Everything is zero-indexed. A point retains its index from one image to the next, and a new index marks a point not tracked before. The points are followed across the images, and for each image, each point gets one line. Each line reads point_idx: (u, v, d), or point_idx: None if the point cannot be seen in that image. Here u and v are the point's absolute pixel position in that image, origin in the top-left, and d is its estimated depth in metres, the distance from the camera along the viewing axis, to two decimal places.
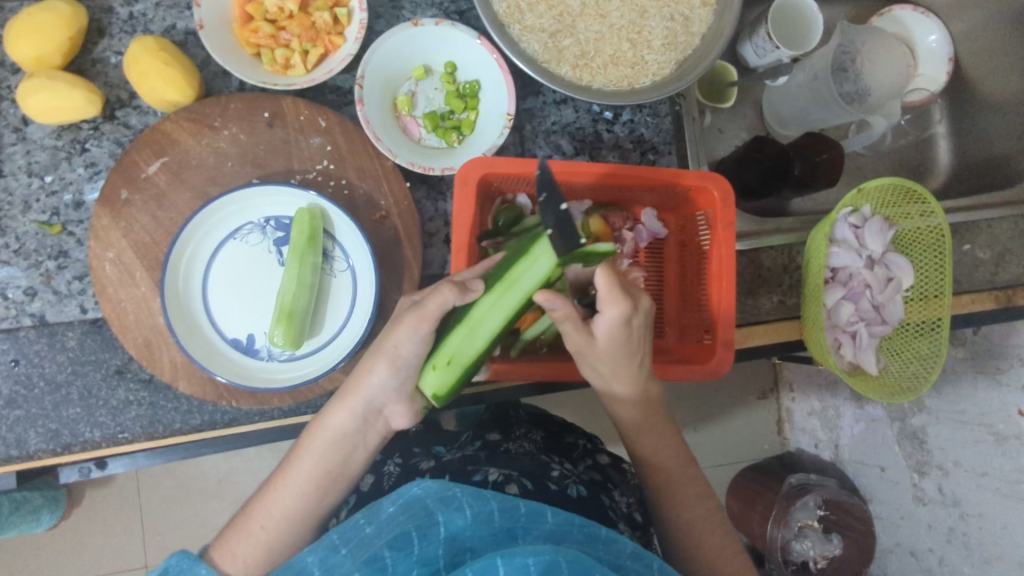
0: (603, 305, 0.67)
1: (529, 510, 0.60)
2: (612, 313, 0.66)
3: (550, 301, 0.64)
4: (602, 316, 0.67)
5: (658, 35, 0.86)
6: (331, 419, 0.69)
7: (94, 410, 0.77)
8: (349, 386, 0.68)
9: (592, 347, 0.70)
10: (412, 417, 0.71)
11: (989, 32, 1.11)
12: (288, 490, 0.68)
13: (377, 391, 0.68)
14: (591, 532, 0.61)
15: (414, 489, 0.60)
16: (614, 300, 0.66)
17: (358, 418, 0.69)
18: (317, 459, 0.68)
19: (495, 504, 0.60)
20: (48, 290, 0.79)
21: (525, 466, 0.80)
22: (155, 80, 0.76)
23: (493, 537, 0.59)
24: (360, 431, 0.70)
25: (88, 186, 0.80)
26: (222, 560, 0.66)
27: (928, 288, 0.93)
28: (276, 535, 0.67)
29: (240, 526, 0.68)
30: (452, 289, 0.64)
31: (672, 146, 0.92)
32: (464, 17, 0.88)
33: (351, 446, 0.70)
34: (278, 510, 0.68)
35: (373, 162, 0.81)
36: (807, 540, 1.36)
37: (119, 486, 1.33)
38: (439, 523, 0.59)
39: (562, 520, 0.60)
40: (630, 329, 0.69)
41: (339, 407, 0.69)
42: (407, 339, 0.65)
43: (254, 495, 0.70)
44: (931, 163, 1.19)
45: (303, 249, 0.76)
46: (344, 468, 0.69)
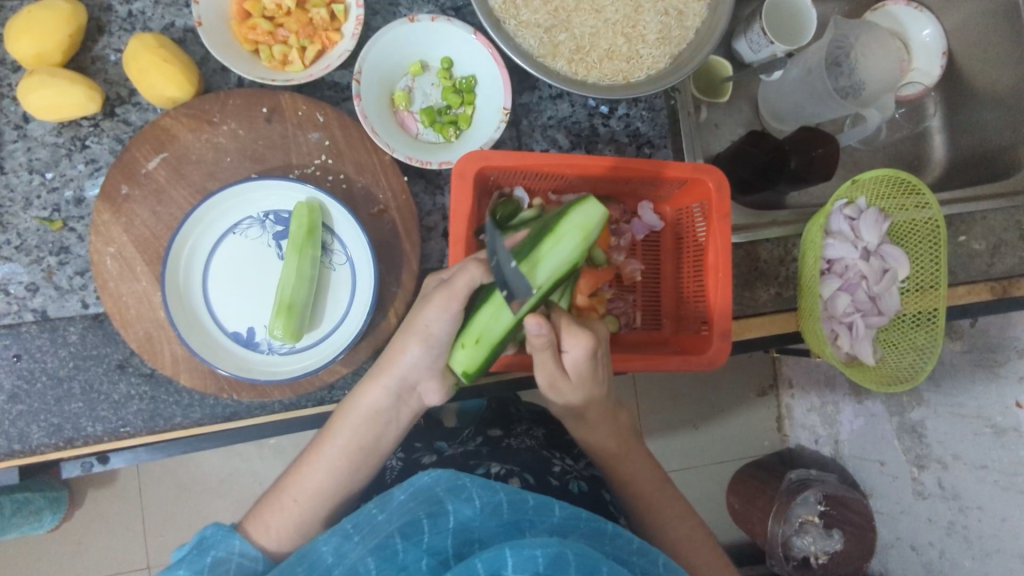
0: (564, 342, 0.66)
1: (537, 503, 0.61)
2: (575, 348, 0.65)
3: (536, 325, 0.61)
4: (565, 353, 0.67)
5: (653, 29, 0.87)
6: (365, 396, 0.71)
7: (95, 404, 0.78)
8: (382, 365, 0.71)
9: (564, 381, 0.69)
10: (444, 394, 0.73)
11: (980, 26, 1.11)
12: (321, 465, 0.71)
13: (403, 373, 0.70)
14: (598, 527, 0.61)
15: (424, 479, 0.61)
16: (575, 336, 0.65)
17: (391, 395, 0.71)
18: (350, 435, 0.72)
19: (504, 495, 0.61)
20: (50, 285, 0.80)
21: (527, 461, 0.81)
22: (154, 76, 0.76)
23: (501, 529, 0.59)
24: (393, 408, 0.72)
25: (88, 182, 0.81)
26: (255, 531, 0.70)
27: (923, 279, 0.93)
28: (307, 508, 0.71)
29: (274, 499, 0.72)
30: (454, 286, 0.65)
31: (667, 139, 0.93)
32: (459, 14, 0.89)
33: (384, 423, 0.73)
34: (310, 485, 0.71)
35: (371, 157, 0.82)
36: (807, 535, 1.35)
37: (121, 486, 1.34)
38: (449, 512, 0.60)
39: (569, 514, 0.61)
40: (595, 361, 0.68)
41: (372, 385, 0.71)
42: (440, 318, 0.66)
43: (288, 468, 0.74)
44: (926, 157, 1.20)
45: (302, 242, 0.76)
46: (375, 446, 0.73)
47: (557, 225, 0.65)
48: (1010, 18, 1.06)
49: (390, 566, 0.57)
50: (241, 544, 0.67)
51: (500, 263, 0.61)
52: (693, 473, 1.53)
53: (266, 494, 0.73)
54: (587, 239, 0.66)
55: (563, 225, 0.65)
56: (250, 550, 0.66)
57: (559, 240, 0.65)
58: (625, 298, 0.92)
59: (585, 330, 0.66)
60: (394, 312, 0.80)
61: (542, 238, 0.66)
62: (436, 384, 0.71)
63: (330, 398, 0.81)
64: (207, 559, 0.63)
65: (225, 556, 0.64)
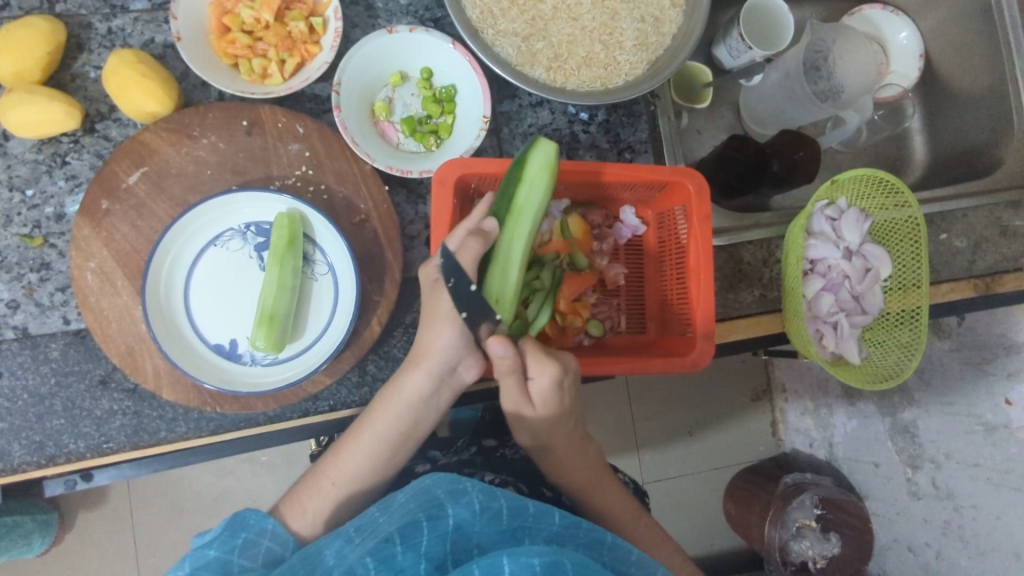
0: (531, 369, 0.70)
1: (537, 510, 0.61)
2: (539, 374, 0.69)
3: (500, 347, 0.66)
4: (533, 381, 0.70)
5: (630, 35, 0.88)
6: (407, 383, 0.71)
7: (77, 421, 0.77)
8: (422, 350, 0.71)
9: (529, 408, 0.72)
10: (480, 369, 0.74)
11: (954, 28, 1.13)
12: (358, 449, 0.72)
13: (440, 358, 0.71)
14: (597, 537, 0.62)
15: (426, 480, 0.60)
16: (542, 364, 0.69)
17: (432, 381, 0.72)
18: (391, 420, 0.72)
19: (503, 501, 0.61)
20: (31, 302, 0.79)
21: (523, 471, 0.83)
22: (133, 91, 0.76)
23: (500, 535, 0.59)
24: (433, 393, 0.73)
25: (69, 199, 0.81)
26: (291, 515, 0.69)
27: (906, 278, 0.94)
28: (344, 493, 0.72)
29: (311, 482, 0.72)
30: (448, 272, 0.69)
31: (648, 144, 0.93)
32: (438, 24, 0.90)
33: (423, 408, 0.73)
34: (349, 469, 0.72)
35: (351, 167, 0.82)
36: (805, 540, 1.34)
37: (112, 507, 1.32)
38: (448, 516, 0.58)
39: (568, 522, 0.61)
40: (562, 391, 0.71)
41: (414, 371, 0.71)
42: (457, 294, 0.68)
43: (324, 453, 0.74)
44: (907, 158, 1.21)
45: (283, 252, 0.76)
46: (412, 431, 0.73)
47: (521, 172, 0.72)
48: (984, 18, 1.07)
49: (387, 569, 0.55)
50: (274, 527, 0.66)
51: (459, 284, 0.68)
52: (690, 479, 1.53)
53: (302, 479, 0.74)
54: (540, 168, 0.72)
55: (526, 171, 0.72)
56: (280, 532, 0.66)
57: (518, 182, 0.72)
58: (610, 302, 0.93)
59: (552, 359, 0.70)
60: (377, 321, 0.80)
61: (513, 187, 0.73)
62: (469, 359, 0.71)
63: (315, 409, 0.80)
64: (241, 540, 0.62)
65: (257, 539, 0.64)
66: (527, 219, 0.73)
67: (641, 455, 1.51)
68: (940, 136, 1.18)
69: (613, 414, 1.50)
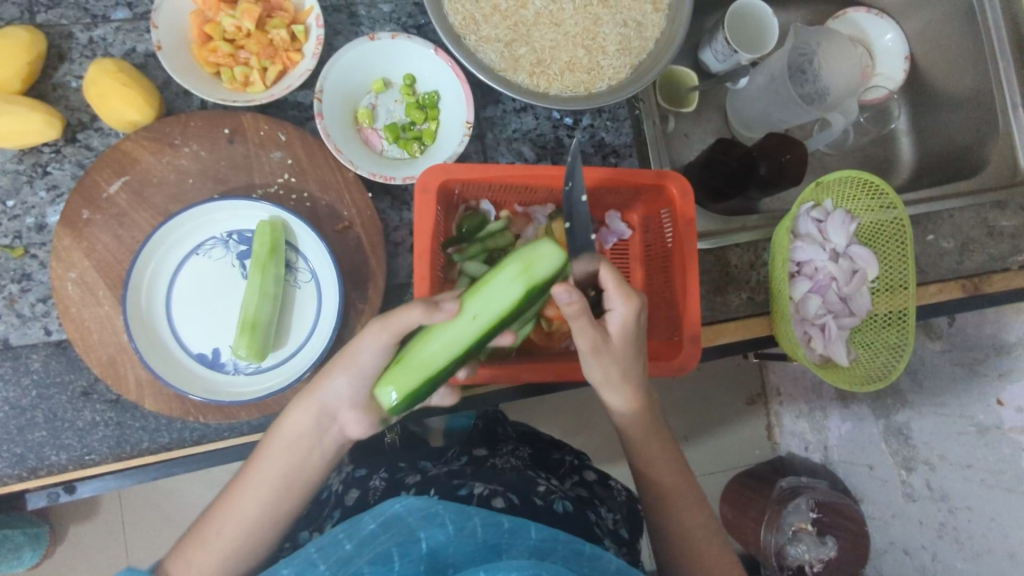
0: (611, 300, 0.67)
1: (512, 526, 0.58)
2: (623, 309, 0.66)
3: (566, 292, 0.61)
4: (613, 313, 0.67)
5: (612, 40, 0.88)
6: (289, 421, 0.68)
7: (59, 432, 0.77)
8: (307, 389, 0.68)
9: (603, 350, 0.69)
10: (367, 426, 0.69)
11: (937, 30, 1.14)
12: (245, 496, 0.68)
13: (326, 399, 0.67)
14: (575, 549, 0.59)
15: (396, 506, 0.58)
16: (623, 293, 0.66)
17: (312, 421, 0.68)
18: (275, 461, 0.69)
19: (478, 520, 0.58)
20: (11, 313, 0.79)
21: (512, 481, 0.79)
22: (114, 101, 0.76)
23: (475, 554, 0.56)
24: (316, 433, 0.69)
25: (50, 209, 0.81)
26: (176, 570, 0.67)
27: (893, 279, 0.94)
28: (229, 542, 0.67)
29: (197, 535, 0.68)
30: (420, 314, 0.61)
31: (632, 148, 0.93)
32: (421, 31, 0.90)
33: (309, 448, 0.69)
34: (235, 516, 0.68)
35: (334, 174, 0.82)
36: (801, 544, 1.34)
37: (103, 520, 1.31)
38: (421, 541, 0.56)
39: (546, 536, 0.59)
40: (638, 325, 0.69)
41: (295, 410, 0.68)
42: (370, 347, 0.63)
43: (215, 500, 0.71)
44: (896, 159, 1.21)
45: (264, 261, 0.76)
46: (300, 473, 0.69)
47: (504, 260, 0.65)
48: (967, 21, 1.08)
49: None
50: None
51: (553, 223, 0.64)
52: None
53: (196, 524, 0.70)
54: (530, 271, 0.63)
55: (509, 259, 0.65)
56: None
57: (502, 272, 0.64)
58: None
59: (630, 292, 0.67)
60: (362, 328, 0.80)
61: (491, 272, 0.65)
62: (359, 413, 0.67)
63: None
64: None
65: None
66: (477, 303, 0.63)
67: None
68: (926, 137, 1.18)
69: None
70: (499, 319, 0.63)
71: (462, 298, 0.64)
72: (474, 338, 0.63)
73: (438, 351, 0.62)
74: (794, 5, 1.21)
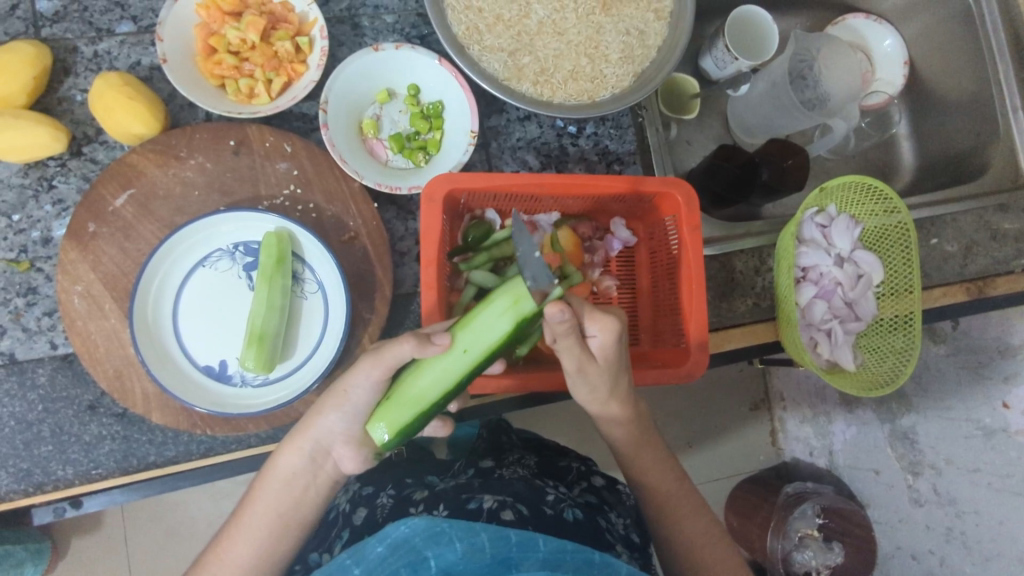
0: (589, 324, 0.64)
1: (520, 539, 0.58)
2: (600, 336, 0.64)
3: (560, 312, 0.57)
4: (591, 339, 0.65)
5: (615, 48, 0.89)
6: (281, 461, 0.69)
7: (66, 447, 0.76)
8: (299, 428, 0.69)
9: (587, 370, 0.67)
10: (359, 462, 0.70)
11: (935, 35, 1.14)
12: (240, 540, 0.68)
13: (319, 436, 0.68)
14: (585, 558, 0.58)
15: (402, 529, 0.57)
16: (599, 317, 0.63)
17: (305, 458, 0.69)
18: (269, 502, 0.69)
19: (485, 535, 0.57)
20: (17, 327, 0.79)
21: (521, 492, 0.79)
22: (119, 114, 0.76)
23: (486, 570, 0.56)
24: (310, 471, 0.70)
25: (56, 222, 0.81)
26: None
27: (897, 284, 0.94)
28: None
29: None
30: (412, 347, 0.61)
31: (636, 156, 0.94)
32: (425, 42, 0.91)
33: (303, 487, 0.70)
34: (232, 558, 0.67)
35: (339, 184, 0.82)
36: (808, 550, 1.31)
37: (106, 534, 1.30)
38: (430, 560, 0.56)
39: (555, 548, 0.58)
40: (620, 346, 0.67)
41: (288, 449, 0.69)
42: (362, 384, 0.64)
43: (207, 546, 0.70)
44: (896, 164, 1.21)
45: (271, 273, 0.76)
46: (295, 513, 0.69)
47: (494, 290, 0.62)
48: (964, 26, 1.09)
49: None
50: None
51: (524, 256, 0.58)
52: None
53: (195, 566, 0.70)
54: (518, 305, 0.60)
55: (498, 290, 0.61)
56: None
57: (491, 305, 0.61)
58: None
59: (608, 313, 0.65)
60: (368, 339, 0.80)
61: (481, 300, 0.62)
62: (352, 447, 0.68)
63: None
64: None
65: None
66: (469, 336, 0.61)
67: None
68: (926, 141, 1.19)
69: None
70: (490, 352, 0.61)
71: (453, 331, 0.62)
72: (466, 371, 0.62)
73: (431, 386, 0.62)
74: (793, 11, 1.22)
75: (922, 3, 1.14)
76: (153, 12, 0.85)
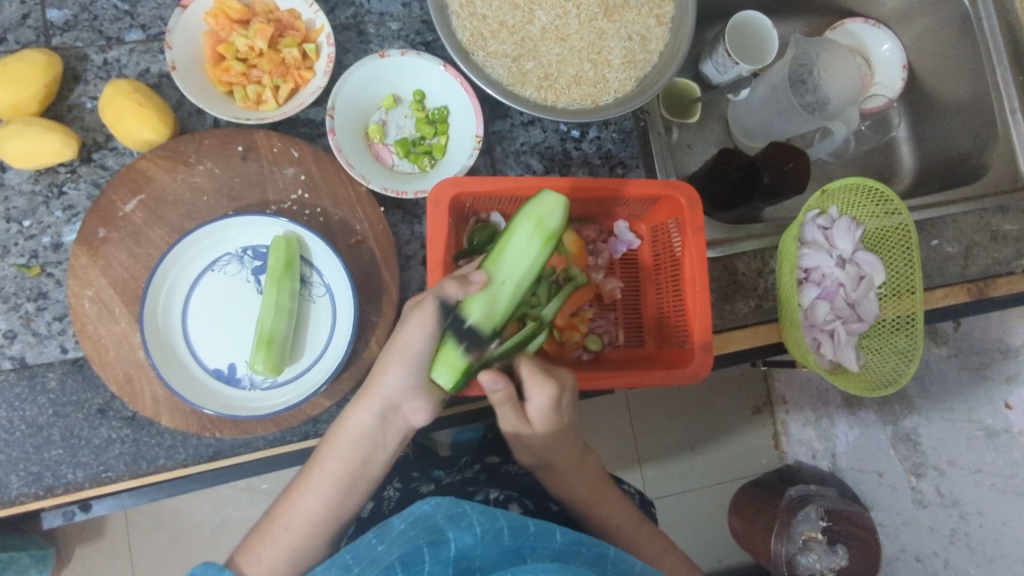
0: (529, 390, 0.69)
1: (538, 529, 0.59)
2: (538, 399, 0.68)
3: (492, 382, 0.66)
4: (529, 402, 0.69)
5: (617, 54, 0.90)
6: (350, 420, 0.70)
7: (75, 450, 0.77)
8: (365, 388, 0.70)
9: (527, 432, 0.72)
10: (430, 414, 0.71)
11: (933, 39, 1.16)
12: (310, 495, 0.70)
13: (389, 394, 0.69)
14: (600, 552, 0.61)
15: (424, 506, 0.57)
16: (538, 384, 0.68)
17: (375, 418, 0.70)
18: (338, 460, 0.70)
19: (505, 521, 0.58)
20: (28, 332, 0.79)
21: (527, 483, 0.81)
22: (129, 120, 0.77)
23: (501, 557, 0.57)
24: (379, 431, 0.71)
25: (66, 228, 0.82)
26: (246, 564, 0.68)
27: (899, 285, 0.95)
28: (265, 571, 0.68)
29: (265, 530, 0.70)
30: (455, 288, 0.67)
31: (639, 159, 0.95)
32: (429, 48, 0.92)
33: (370, 446, 0.71)
34: (302, 512, 0.69)
35: (346, 189, 0.83)
36: (812, 553, 1.30)
37: (109, 541, 1.30)
38: (449, 541, 0.56)
39: (571, 540, 0.60)
40: (559, 410, 0.71)
41: (357, 408, 0.70)
42: (416, 338, 0.66)
43: (277, 501, 0.72)
44: (896, 167, 1.22)
45: (280, 275, 0.77)
46: (363, 471, 0.71)
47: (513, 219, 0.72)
48: (962, 30, 1.10)
49: None
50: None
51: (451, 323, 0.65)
52: (695, 495, 1.51)
53: (251, 534, 0.71)
54: (542, 225, 0.71)
55: (519, 216, 0.72)
56: None
57: (517, 231, 0.71)
58: (607, 317, 0.93)
59: (550, 378, 0.69)
60: (375, 341, 0.80)
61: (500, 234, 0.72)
62: (422, 401, 0.70)
63: (315, 432, 0.80)
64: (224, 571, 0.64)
65: None
66: (506, 266, 0.70)
67: (644, 472, 1.49)
68: (925, 144, 1.20)
69: (615, 431, 1.49)
70: (524, 276, 0.71)
71: (487, 268, 0.70)
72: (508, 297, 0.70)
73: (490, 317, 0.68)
74: (792, 16, 1.23)
75: (919, 9, 1.16)
76: (162, 21, 0.86)
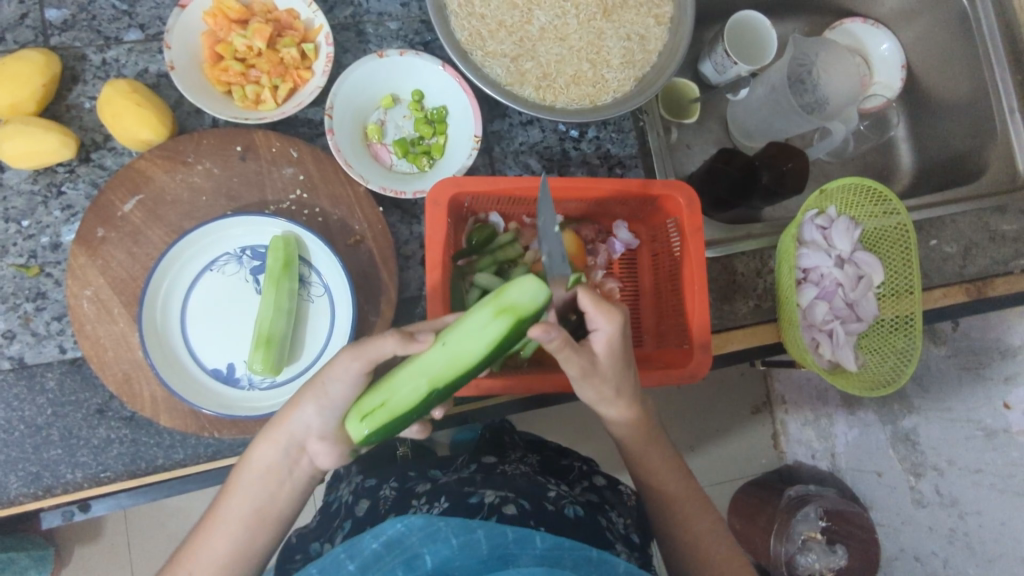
0: (595, 321, 0.62)
1: (518, 535, 0.58)
2: (606, 329, 0.62)
3: (544, 332, 0.57)
4: (597, 333, 0.63)
5: (616, 53, 0.90)
6: (257, 453, 0.65)
7: (74, 450, 0.77)
8: (274, 422, 0.65)
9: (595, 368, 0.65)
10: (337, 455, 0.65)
11: (931, 39, 1.16)
12: (218, 534, 0.65)
13: (296, 430, 0.64)
14: (583, 555, 0.59)
15: (398, 527, 0.58)
16: (605, 313, 0.62)
17: (281, 454, 0.65)
18: (245, 498, 0.65)
19: (482, 531, 0.58)
20: (27, 331, 0.79)
21: (523, 487, 0.80)
22: (127, 120, 0.77)
23: (482, 566, 0.57)
24: (286, 466, 0.66)
25: (65, 228, 0.82)
26: None
27: (898, 285, 0.95)
28: None
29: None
30: (395, 344, 0.57)
31: (638, 159, 0.94)
32: (428, 48, 0.92)
33: (278, 481, 0.66)
34: (208, 557, 0.65)
35: (345, 188, 0.83)
36: (811, 553, 1.29)
37: (108, 541, 1.30)
38: (426, 557, 0.57)
39: (551, 544, 0.58)
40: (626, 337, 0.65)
41: (263, 442, 0.65)
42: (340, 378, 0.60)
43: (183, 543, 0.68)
44: (894, 167, 1.22)
45: (278, 276, 0.77)
46: (272, 509, 0.66)
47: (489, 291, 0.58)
48: (962, 31, 1.10)
49: None
50: None
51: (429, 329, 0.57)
52: None
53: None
54: (502, 310, 0.55)
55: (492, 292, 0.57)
56: None
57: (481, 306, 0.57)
58: None
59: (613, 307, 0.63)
60: None
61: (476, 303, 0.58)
62: (328, 444, 0.64)
63: None
64: None
65: None
66: (452, 342, 0.57)
67: None
68: (925, 144, 1.20)
69: None
70: (473, 355, 0.56)
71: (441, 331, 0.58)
72: (448, 376, 0.57)
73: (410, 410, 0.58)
74: (791, 16, 1.23)
75: (917, 9, 1.16)
76: (161, 20, 0.86)
